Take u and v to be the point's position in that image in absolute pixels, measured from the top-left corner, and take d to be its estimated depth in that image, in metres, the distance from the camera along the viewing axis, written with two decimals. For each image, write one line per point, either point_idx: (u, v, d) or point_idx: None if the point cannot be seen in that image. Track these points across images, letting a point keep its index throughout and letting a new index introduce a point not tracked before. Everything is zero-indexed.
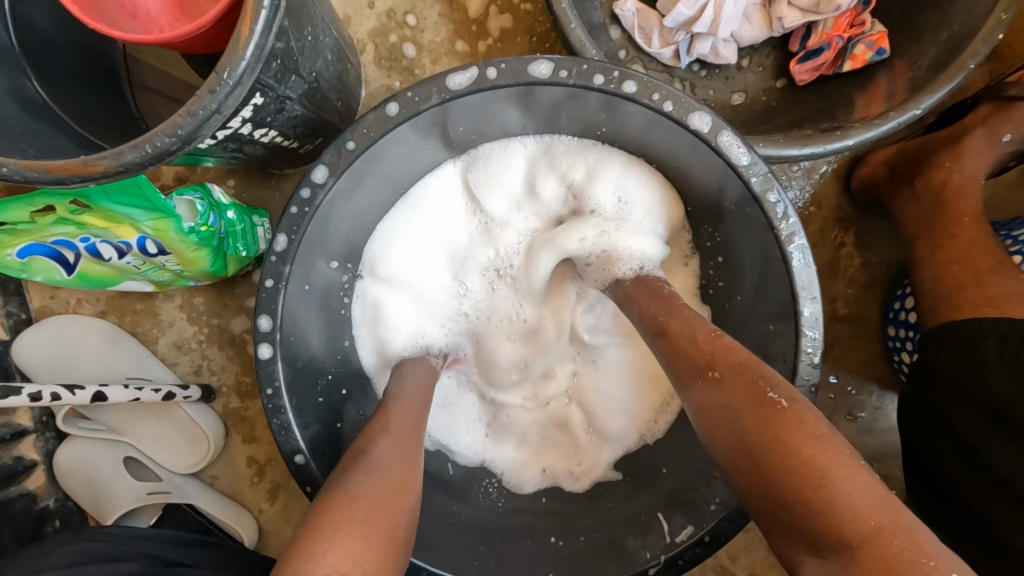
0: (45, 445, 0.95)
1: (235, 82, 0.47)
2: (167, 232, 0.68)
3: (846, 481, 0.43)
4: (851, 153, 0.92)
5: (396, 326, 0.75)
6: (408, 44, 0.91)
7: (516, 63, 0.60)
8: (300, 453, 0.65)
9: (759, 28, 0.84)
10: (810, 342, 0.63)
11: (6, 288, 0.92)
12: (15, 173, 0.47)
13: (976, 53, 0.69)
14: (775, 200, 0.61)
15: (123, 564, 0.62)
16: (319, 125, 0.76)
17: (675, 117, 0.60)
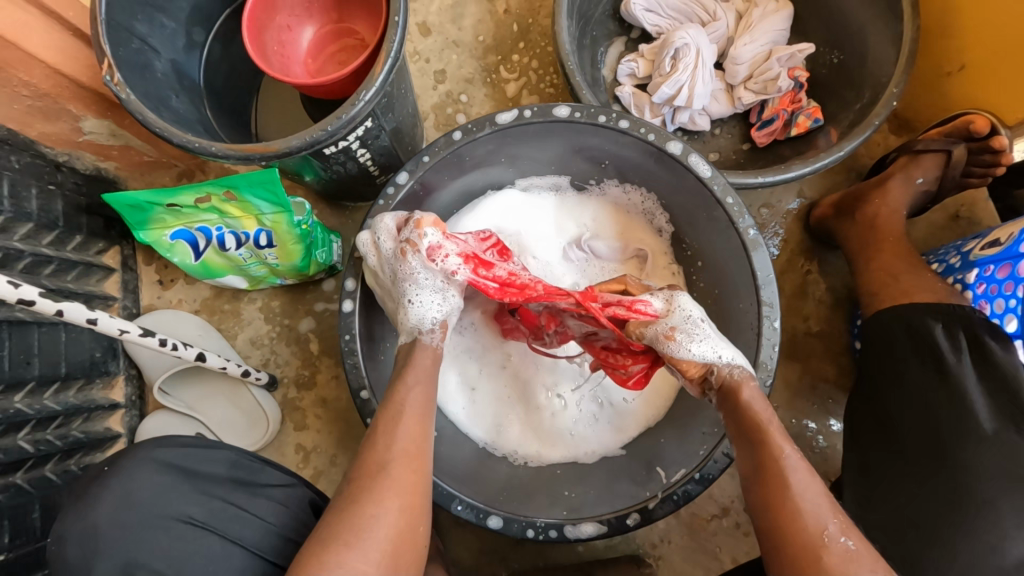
0: (130, 421, 1.11)
1: (366, 101, 0.72)
2: (280, 224, 0.92)
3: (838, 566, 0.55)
4: (808, 199, 1.15)
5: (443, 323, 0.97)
6: (460, 115, 1.22)
7: (545, 107, 0.86)
8: (365, 389, 0.81)
9: (725, 105, 1.13)
10: (768, 315, 0.81)
11: (126, 286, 1.15)
12: (217, 152, 0.71)
13: (879, 114, 0.94)
14: (733, 203, 0.83)
15: (219, 453, 0.74)
16: (395, 160, 1.03)
17: (657, 144, 0.84)
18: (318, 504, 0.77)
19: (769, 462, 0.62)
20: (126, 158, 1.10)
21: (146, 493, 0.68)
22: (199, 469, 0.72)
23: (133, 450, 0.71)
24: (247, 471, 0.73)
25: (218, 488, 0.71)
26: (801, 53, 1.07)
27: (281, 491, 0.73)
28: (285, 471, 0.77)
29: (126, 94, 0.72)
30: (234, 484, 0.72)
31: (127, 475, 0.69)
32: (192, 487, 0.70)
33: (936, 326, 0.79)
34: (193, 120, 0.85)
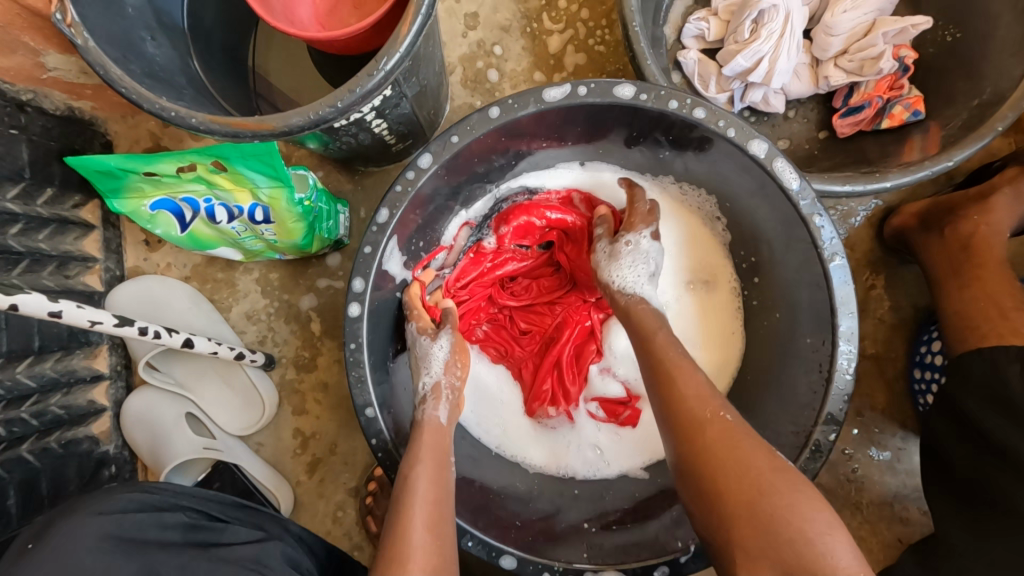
0: (116, 393, 1.03)
1: (387, 70, 0.57)
2: (279, 201, 0.78)
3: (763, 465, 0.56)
4: (885, 203, 1.00)
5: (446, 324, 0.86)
6: (493, 70, 1.04)
7: (604, 84, 0.70)
8: (371, 406, 0.72)
9: (807, 84, 0.95)
10: (844, 355, 0.70)
11: (108, 246, 1.03)
12: (198, 125, 0.57)
13: (1004, 118, 0.78)
14: (820, 223, 0.69)
15: (172, 515, 0.65)
16: (415, 127, 0.87)
17: (737, 142, 0.69)
18: (296, 554, 0.70)
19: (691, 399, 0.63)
20: (101, 98, 0.94)
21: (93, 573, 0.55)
22: (150, 538, 0.61)
23: (69, 517, 0.59)
24: (210, 531, 0.66)
25: (177, 560, 0.61)
26: (913, 27, 0.89)
27: (252, 553, 0.65)
28: (253, 526, 0.71)
29: (83, 39, 0.56)
30: (198, 550, 0.63)
31: (70, 548, 0.56)
32: (146, 561, 0.59)
33: None
34: (174, 70, 0.69)
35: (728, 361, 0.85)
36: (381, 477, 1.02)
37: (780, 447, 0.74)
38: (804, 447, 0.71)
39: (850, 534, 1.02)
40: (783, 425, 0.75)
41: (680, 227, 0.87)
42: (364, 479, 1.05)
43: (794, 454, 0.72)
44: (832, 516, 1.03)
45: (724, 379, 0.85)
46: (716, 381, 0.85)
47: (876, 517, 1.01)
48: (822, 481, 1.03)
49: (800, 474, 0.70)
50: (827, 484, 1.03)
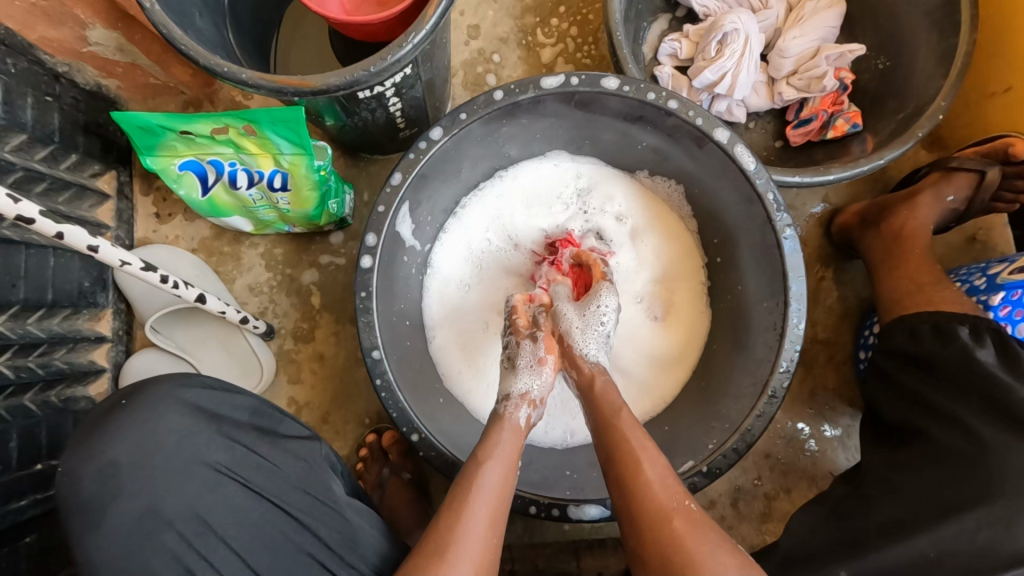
0: (115, 357, 1.06)
1: (413, 44, 0.67)
2: (299, 167, 0.86)
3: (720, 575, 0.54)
4: (832, 206, 1.14)
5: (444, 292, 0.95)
6: (491, 75, 1.16)
7: (593, 76, 0.82)
8: (378, 348, 0.78)
9: (764, 99, 1.10)
10: (795, 313, 0.80)
11: (121, 216, 1.08)
12: (246, 80, 0.65)
13: (924, 126, 0.92)
14: (774, 200, 0.81)
15: (242, 399, 0.74)
16: (422, 114, 0.98)
17: (705, 130, 0.81)
18: (337, 460, 0.76)
19: (661, 498, 0.59)
20: (130, 77, 1.02)
21: (170, 433, 0.68)
22: (222, 413, 0.72)
23: (157, 386, 0.70)
24: (269, 419, 0.74)
25: (240, 436, 0.71)
26: (850, 53, 1.04)
27: (300, 444, 0.73)
28: (305, 422, 0.78)
29: (150, 3, 0.65)
30: (257, 433, 0.72)
31: (154, 413, 0.69)
32: (217, 431, 0.70)
33: (960, 328, 0.74)
34: (216, 44, 0.78)
35: (694, 335, 0.95)
36: (371, 444, 1.07)
37: (741, 398, 0.83)
38: (761, 394, 0.80)
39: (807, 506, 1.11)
40: (743, 380, 0.84)
41: (655, 217, 0.98)
42: (355, 446, 1.09)
43: (753, 402, 0.81)
44: (790, 487, 1.11)
45: (694, 355, 0.94)
46: (684, 355, 0.94)
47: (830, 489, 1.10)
48: (781, 456, 1.12)
49: (758, 417, 0.80)
50: (786, 459, 1.12)
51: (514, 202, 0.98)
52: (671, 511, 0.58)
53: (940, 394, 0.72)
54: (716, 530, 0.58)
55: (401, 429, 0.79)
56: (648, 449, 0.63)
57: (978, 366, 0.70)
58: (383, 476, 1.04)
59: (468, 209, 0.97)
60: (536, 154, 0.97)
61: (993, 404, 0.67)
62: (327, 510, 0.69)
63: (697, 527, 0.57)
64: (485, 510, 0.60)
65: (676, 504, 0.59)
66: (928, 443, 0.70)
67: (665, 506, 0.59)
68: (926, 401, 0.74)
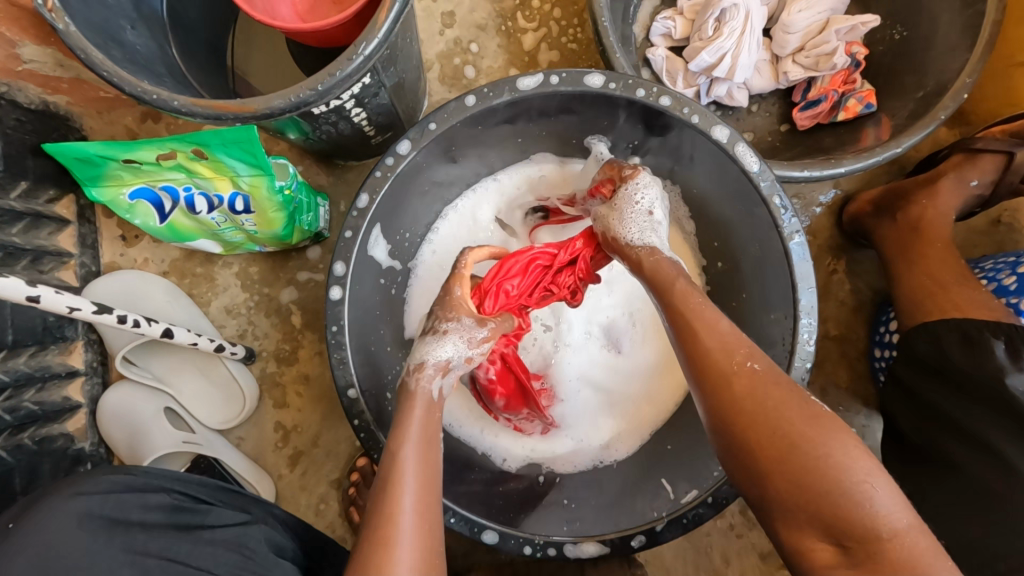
0: (91, 391, 1.01)
1: (366, 55, 0.59)
2: (260, 189, 0.79)
3: (839, 450, 0.49)
4: (843, 192, 1.06)
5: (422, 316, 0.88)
6: (469, 67, 1.07)
7: (575, 73, 0.73)
8: (354, 387, 0.73)
9: (768, 80, 1.00)
10: (805, 328, 0.73)
11: (84, 241, 1.02)
12: (180, 107, 0.58)
13: (946, 107, 0.83)
14: (780, 203, 0.73)
15: (156, 496, 0.66)
16: (393, 119, 0.90)
17: (701, 128, 0.73)
18: (281, 541, 0.69)
19: (720, 359, 0.55)
20: (77, 92, 0.94)
21: (67, 553, 0.59)
22: (131, 517, 0.63)
23: (49, 499, 0.62)
24: (192, 513, 0.66)
25: (154, 541, 0.62)
26: (863, 25, 0.94)
27: (231, 535, 0.65)
28: (238, 508, 0.70)
29: (64, 24, 0.57)
30: (177, 532, 0.64)
31: (44, 532, 0.60)
32: (124, 541, 0.61)
33: (995, 342, 0.67)
34: (155, 59, 0.70)
35: None
36: (362, 467, 1.02)
37: None
38: None
39: None
40: None
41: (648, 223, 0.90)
42: (346, 470, 1.05)
43: None
44: None
45: None
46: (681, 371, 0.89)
47: None
48: None
49: None
50: None
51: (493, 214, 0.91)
52: (731, 373, 0.54)
53: (967, 419, 0.67)
54: (781, 378, 0.54)
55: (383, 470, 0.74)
56: (702, 323, 0.58)
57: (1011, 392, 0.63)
58: None
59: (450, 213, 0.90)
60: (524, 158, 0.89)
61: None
62: None
63: (760, 381, 0.53)
64: (416, 477, 0.53)
65: (736, 366, 0.55)
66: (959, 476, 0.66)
67: (723, 365, 0.55)
68: (954, 426, 0.68)
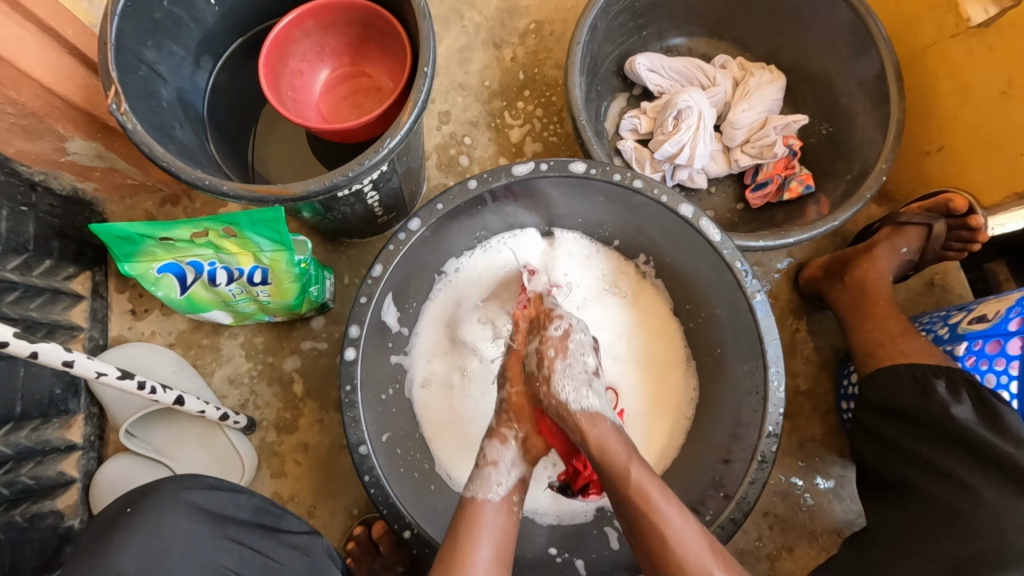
0: (86, 465, 1.01)
1: (389, 148, 0.71)
2: (279, 263, 0.88)
3: None
4: (797, 260, 1.19)
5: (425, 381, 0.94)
6: (463, 156, 1.21)
7: (561, 161, 0.86)
8: (365, 444, 0.77)
9: (722, 166, 1.17)
10: (774, 376, 0.82)
11: (95, 315, 1.07)
12: (228, 191, 0.67)
13: (870, 187, 0.99)
14: (742, 267, 0.84)
15: (243, 497, 0.70)
16: (399, 202, 1.01)
17: (669, 206, 0.86)
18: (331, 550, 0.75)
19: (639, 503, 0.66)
20: (108, 180, 1.04)
21: (177, 539, 0.63)
22: (226, 513, 0.67)
23: (158, 489, 0.65)
24: (272, 515, 0.71)
25: (246, 534, 0.67)
26: (795, 123, 1.13)
27: (303, 539, 0.70)
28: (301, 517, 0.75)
29: (133, 124, 0.68)
30: (263, 530, 0.68)
31: (156, 519, 0.63)
32: (222, 532, 0.65)
33: (937, 383, 0.79)
34: (197, 152, 0.81)
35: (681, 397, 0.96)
36: (360, 536, 1.02)
37: (732, 464, 0.83)
38: (751, 460, 0.81)
39: (811, 565, 1.09)
40: (733, 444, 0.85)
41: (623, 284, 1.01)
42: (343, 539, 1.04)
43: (744, 468, 0.82)
44: (792, 546, 1.09)
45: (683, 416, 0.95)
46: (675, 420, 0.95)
47: (832, 544, 1.09)
48: (780, 513, 1.11)
49: (751, 484, 0.80)
50: (785, 515, 1.11)
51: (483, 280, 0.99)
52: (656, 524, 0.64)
53: (933, 453, 0.75)
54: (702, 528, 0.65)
55: (392, 526, 0.77)
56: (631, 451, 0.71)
57: (954, 422, 0.74)
58: (375, 570, 0.99)
59: (446, 279, 0.98)
60: (512, 230, 1.00)
61: (981, 455, 0.71)
62: None
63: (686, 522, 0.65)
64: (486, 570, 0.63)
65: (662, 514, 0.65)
66: (926, 500, 0.73)
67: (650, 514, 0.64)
68: (915, 456, 0.77)
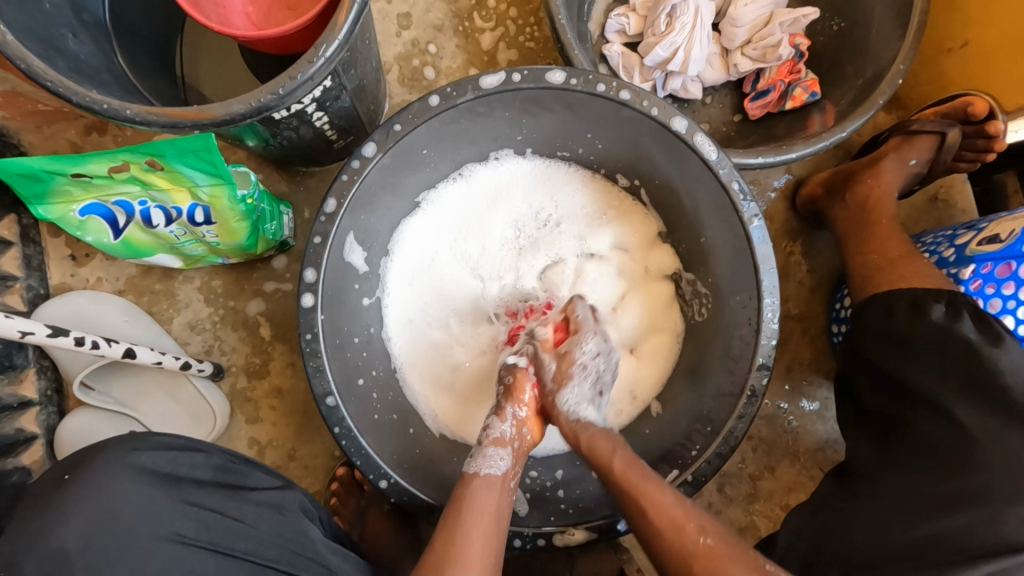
0: (46, 420, 0.96)
1: (327, 57, 0.58)
2: (221, 199, 0.77)
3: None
4: (795, 177, 1.11)
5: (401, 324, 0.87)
6: (429, 68, 1.07)
7: (536, 71, 0.75)
8: (332, 394, 0.72)
9: (720, 72, 1.04)
10: (768, 307, 0.77)
11: (29, 263, 0.97)
12: (133, 116, 0.56)
13: (884, 92, 0.89)
14: (738, 188, 0.77)
15: (201, 457, 0.68)
16: (356, 123, 0.89)
17: (661, 120, 0.76)
18: (313, 507, 0.71)
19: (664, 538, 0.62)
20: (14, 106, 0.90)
21: (125, 504, 0.59)
22: (182, 474, 0.65)
23: (102, 452, 0.62)
24: (236, 473, 0.68)
25: (206, 496, 0.63)
26: (804, 17, 0.99)
27: (273, 495, 0.67)
28: (274, 473, 0.72)
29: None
30: (224, 490, 0.65)
31: (102, 484, 0.60)
32: (178, 495, 0.62)
33: (935, 306, 0.75)
34: (100, 67, 0.67)
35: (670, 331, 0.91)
36: (343, 477, 1.01)
37: (721, 398, 0.80)
38: (741, 394, 0.78)
39: (793, 482, 1.11)
40: (722, 378, 0.81)
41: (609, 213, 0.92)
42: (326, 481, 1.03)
43: (734, 402, 0.78)
44: (775, 467, 1.11)
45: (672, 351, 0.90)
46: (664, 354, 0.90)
47: (814, 463, 1.10)
48: (764, 436, 1.11)
49: (740, 418, 0.77)
50: (769, 438, 1.11)
51: (460, 214, 0.90)
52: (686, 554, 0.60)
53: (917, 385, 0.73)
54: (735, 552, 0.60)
55: (367, 476, 0.74)
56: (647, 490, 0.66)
57: (956, 342, 0.71)
58: (360, 509, 0.99)
59: (416, 215, 0.88)
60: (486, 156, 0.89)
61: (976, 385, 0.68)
62: (309, 558, 0.65)
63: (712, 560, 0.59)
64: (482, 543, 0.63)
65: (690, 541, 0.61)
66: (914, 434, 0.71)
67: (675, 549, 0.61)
68: (903, 391, 0.74)
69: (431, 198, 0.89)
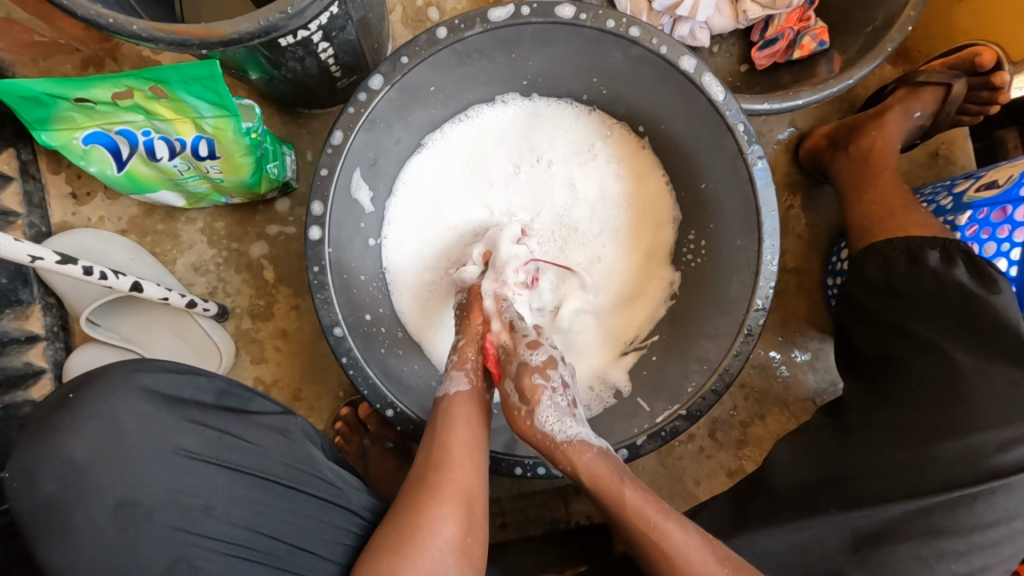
0: (54, 355, 0.97)
1: None
2: (225, 132, 0.77)
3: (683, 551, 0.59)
4: (799, 130, 1.11)
5: (400, 261, 0.88)
6: (433, 9, 1.04)
7: (546, 4, 0.74)
8: (339, 326, 0.74)
9: (728, 20, 1.02)
10: (768, 250, 0.78)
11: (30, 200, 0.96)
12: (140, 32, 0.55)
13: (893, 40, 0.88)
14: (744, 131, 0.77)
15: (206, 379, 0.68)
16: (360, 60, 0.88)
17: (670, 59, 0.75)
18: (315, 433, 0.73)
19: (604, 478, 0.64)
20: (9, 36, 0.88)
21: (127, 421, 0.61)
22: (186, 397, 0.66)
23: (106, 372, 0.63)
24: (238, 399, 0.68)
25: (210, 416, 0.65)
26: None
27: (277, 420, 0.68)
28: (277, 399, 0.72)
29: None
30: (229, 412, 0.67)
31: (108, 403, 0.61)
32: (183, 415, 0.64)
33: (931, 253, 0.76)
34: None
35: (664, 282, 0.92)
36: (347, 417, 1.03)
37: (718, 338, 0.82)
38: (738, 333, 0.80)
39: (781, 429, 1.15)
40: (720, 320, 0.83)
41: (612, 162, 0.92)
42: (331, 420, 1.06)
43: (730, 342, 0.81)
44: (765, 414, 1.14)
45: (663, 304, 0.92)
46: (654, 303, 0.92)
47: (802, 412, 1.14)
48: (756, 384, 1.14)
49: (736, 357, 0.79)
50: (760, 387, 1.14)
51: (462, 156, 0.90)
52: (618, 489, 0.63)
53: (909, 324, 0.75)
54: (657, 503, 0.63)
55: (374, 406, 0.76)
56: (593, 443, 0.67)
57: (951, 285, 0.73)
58: (365, 449, 1.02)
59: (420, 155, 0.89)
60: (493, 98, 0.89)
61: (971, 325, 0.70)
62: (315, 479, 0.67)
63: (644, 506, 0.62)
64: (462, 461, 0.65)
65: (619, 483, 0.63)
66: (898, 374, 0.73)
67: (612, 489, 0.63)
68: (896, 329, 0.77)
69: (435, 139, 0.89)
